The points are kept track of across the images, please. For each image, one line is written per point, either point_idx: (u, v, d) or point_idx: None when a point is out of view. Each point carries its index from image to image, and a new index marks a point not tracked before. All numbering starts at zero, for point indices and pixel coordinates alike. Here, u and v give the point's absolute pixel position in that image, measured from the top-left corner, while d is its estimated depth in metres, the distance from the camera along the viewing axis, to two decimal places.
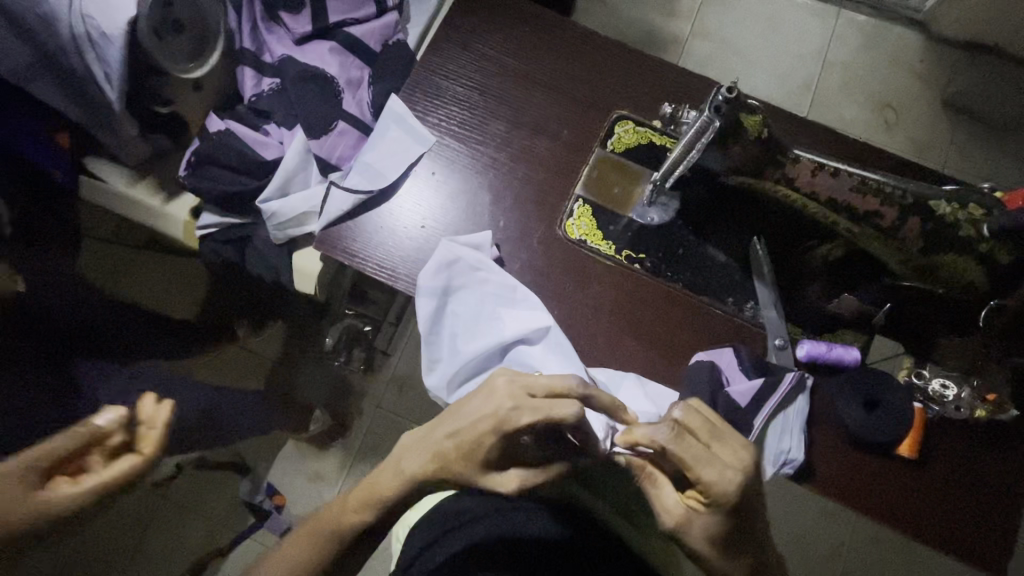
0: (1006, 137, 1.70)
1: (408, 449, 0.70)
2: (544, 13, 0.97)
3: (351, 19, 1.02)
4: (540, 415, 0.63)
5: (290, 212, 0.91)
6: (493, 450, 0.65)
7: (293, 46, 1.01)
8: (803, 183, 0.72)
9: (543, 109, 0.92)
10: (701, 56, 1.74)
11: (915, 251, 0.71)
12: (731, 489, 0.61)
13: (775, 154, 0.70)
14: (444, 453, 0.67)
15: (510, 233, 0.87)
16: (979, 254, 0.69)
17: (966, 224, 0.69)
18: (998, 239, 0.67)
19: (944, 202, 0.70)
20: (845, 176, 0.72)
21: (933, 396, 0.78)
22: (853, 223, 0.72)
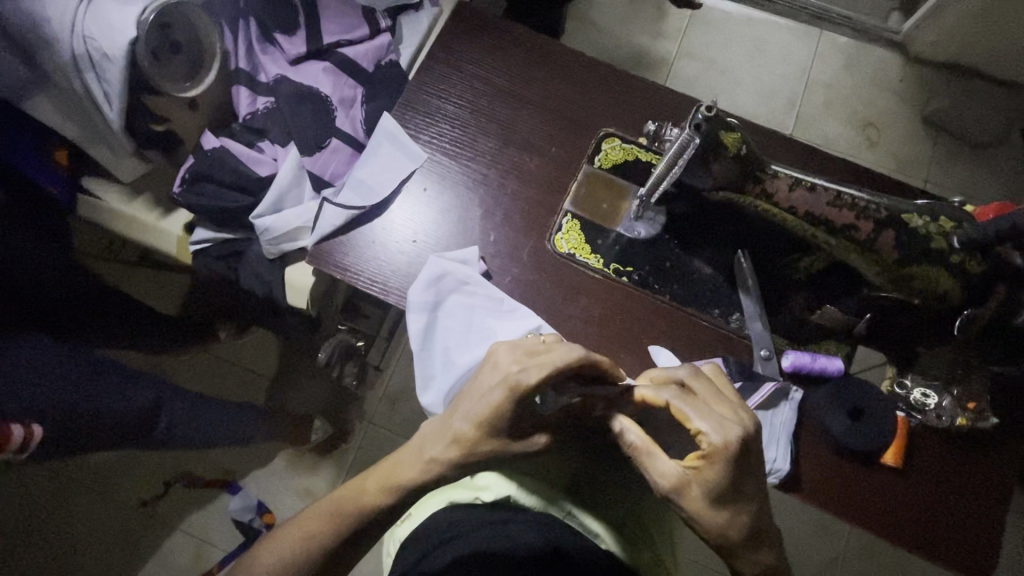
0: (985, 153, 1.75)
1: (429, 442, 0.68)
2: (534, 35, 1.00)
3: (345, 40, 1.04)
4: (548, 369, 0.64)
5: (284, 227, 0.91)
6: (514, 428, 0.66)
7: (287, 66, 1.03)
8: (781, 198, 0.74)
9: (531, 127, 0.95)
10: (688, 75, 1.79)
11: (891, 261, 0.73)
12: (729, 440, 0.61)
13: (754, 171, 0.72)
14: (465, 436, 0.66)
15: (499, 247, 0.88)
16: (953, 265, 0.71)
17: (937, 236, 0.71)
18: (966, 250, 0.70)
19: (917, 215, 0.72)
20: (821, 191, 0.73)
21: (914, 405, 0.80)
22: (831, 237, 0.74)
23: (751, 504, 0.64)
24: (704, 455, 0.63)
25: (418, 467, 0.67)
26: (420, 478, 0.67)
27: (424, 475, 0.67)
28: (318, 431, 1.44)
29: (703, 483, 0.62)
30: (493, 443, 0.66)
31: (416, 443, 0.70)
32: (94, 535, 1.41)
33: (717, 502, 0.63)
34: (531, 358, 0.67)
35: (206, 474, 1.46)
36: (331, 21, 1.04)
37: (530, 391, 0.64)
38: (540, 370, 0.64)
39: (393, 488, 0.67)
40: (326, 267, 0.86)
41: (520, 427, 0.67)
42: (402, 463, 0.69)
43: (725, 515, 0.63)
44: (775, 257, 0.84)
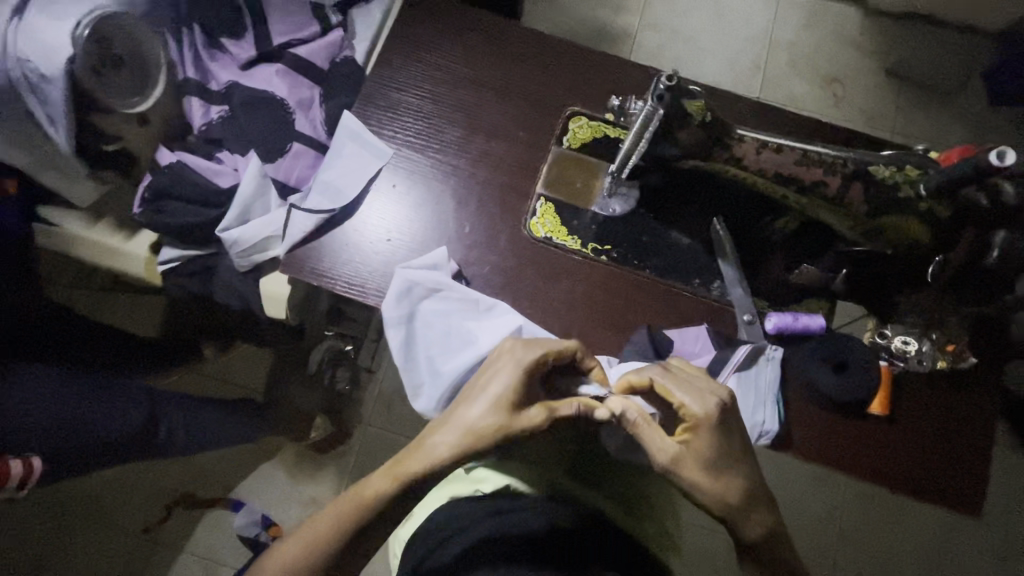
0: (948, 98, 1.77)
1: (433, 431, 0.69)
2: (490, 18, 0.98)
3: (295, 40, 1.01)
4: (549, 347, 0.72)
5: (252, 239, 0.87)
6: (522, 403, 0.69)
7: (239, 72, 0.99)
8: (750, 161, 0.71)
9: (497, 112, 0.93)
10: (652, 47, 1.78)
11: (861, 215, 0.71)
12: (709, 409, 0.68)
13: (722, 136, 0.70)
14: (473, 425, 0.68)
15: (476, 237, 0.88)
16: (923, 213, 0.68)
17: (904, 185, 0.68)
18: (936, 197, 0.67)
19: (883, 166, 0.68)
20: (788, 152, 0.71)
21: (897, 352, 0.81)
22: (801, 195, 0.72)
23: (730, 462, 0.68)
24: (689, 427, 0.68)
25: (424, 456, 0.68)
26: (427, 466, 0.67)
27: (436, 464, 0.67)
28: (319, 426, 1.41)
29: (698, 452, 0.67)
30: (497, 421, 0.67)
31: (421, 436, 0.70)
32: (97, 566, 1.39)
33: (698, 464, 0.67)
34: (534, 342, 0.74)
35: (207, 492, 1.44)
36: (279, 21, 1.01)
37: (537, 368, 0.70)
38: (543, 347, 0.72)
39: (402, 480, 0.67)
40: (300, 274, 0.85)
41: (520, 401, 0.69)
42: (408, 455, 0.69)
43: (717, 473, 0.68)
44: (750, 222, 0.85)
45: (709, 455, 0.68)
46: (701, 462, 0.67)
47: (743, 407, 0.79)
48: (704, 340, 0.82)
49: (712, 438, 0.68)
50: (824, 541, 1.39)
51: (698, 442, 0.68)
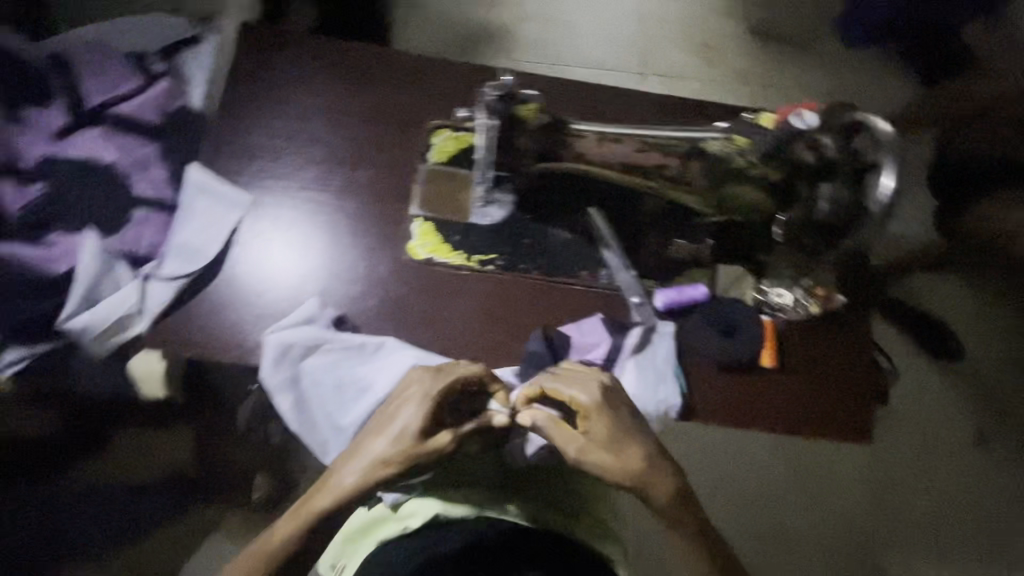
0: (811, 47, 1.88)
1: (343, 462, 0.75)
2: (337, 44, 0.94)
3: (113, 97, 0.92)
4: (453, 374, 0.74)
5: (106, 319, 0.80)
6: (426, 430, 0.73)
7: (53, 144, 0.90)
8: (592, 155, 0.73)
9: (357, 139, 0.90)
10: (531, 38, 1.78)
11: (705, 189, 0.73)
12: (596, 397, 0.73)
13: (559, 134, 0.71)
14: (379, 455, 0.72)
15: (355, 272, 0.84)
16: (759, 179, 0.70)
17: (735, 156, 0.69)
18: (766, 163, 0.68)
19: (713, 140, 0.70)
20: (626, 141, 0.73)
21: (775, 306, 0.86)
22: (648, 179, 0.74)
23: (628, 439, 0.73)
24: (583, 417, 0.73)
25: (335, 487, 0.74)
26: (338, 495, 0.73)
27: (346, 492, 0.73)
28: (259, 485, 1.31)
29: (596, 437, 0.72)
30: (403, 450, 0.72)
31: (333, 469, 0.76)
32: None
33: (599, 449, 0.71)
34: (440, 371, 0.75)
35: None
36: (93, 81, 0.93)
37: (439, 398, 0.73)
38: (448, 378, 0.74)
39: (317, 508, 0.75)
40: (176, 348, 0.78)
41: (424, 428, 0.73)
42: (322, 488, 0.75)
43: (619, 453, 0.72)
44: (622, 207, 0.87)
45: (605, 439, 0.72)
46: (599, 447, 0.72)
47: (645, 388, 0.80)
48: (601, 329, 0.83)
49: (607, 421, 0.72)
50: (774, 483, 1.45)
51: (594, 429, 0.72)
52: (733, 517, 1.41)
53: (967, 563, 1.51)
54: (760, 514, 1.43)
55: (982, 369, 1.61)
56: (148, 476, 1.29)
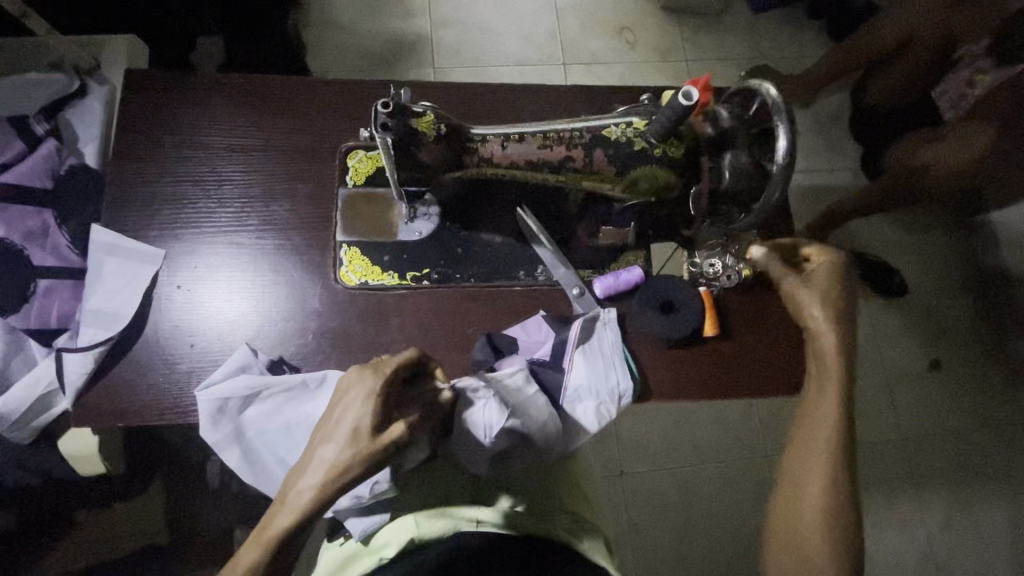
0: (722, 18, 1.93)
1: (294, 477, 0.62)
2: (233, 78, 0.91)
3: None
4: (397, 359, 0.65)
5: (24, 403, 0.76)
6: (380, 425, 0.62)
7: None
8: (499, 158, 0.72)
9: (268, 173, 0.87)
10: (449, 44, 1.77)
11: (613, 175, 0.73)
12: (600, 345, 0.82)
13: (462, 143, 0.70)
14: (335, 461, 0.61)
15: (286, 310, 0.82)
16: (660, 158, 0.71)
17: (635, 140, 0.70)
18: (664, 142, 0.69)
19: (614, 126, 0.71)
20: (530, 138, 0.71)
21: (711, 276, 0.88)
22: (557, 174, 0.74)
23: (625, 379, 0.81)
24: (590, 362, 0.81)
25: (291, 508, 0.61)
26: (293, 519, 0.61)
27: (302, 513, 0.61)
28: (241, 540, 1.25)
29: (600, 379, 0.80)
30: (359, 450, 0.60)
31: (281, 492, 0.63)
32: None
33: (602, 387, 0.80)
34: (381, 361, 0.66)
35: None
36: None
37: (386, 386, 0.63)
38: (391, 365, 0.64)
39: (272, 538, 0.61)
40: (108, 421, 0.75)
41: (378, 423, 0.62)
42: (272, 515, 0.62)
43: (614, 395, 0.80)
44: (548, 203, 0.87)
45: (830, 286, 0.78)
46: (831, 292, 0.78)
47: (596, 379, 0.80)
48: (545, 326, 0.83)
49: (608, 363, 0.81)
50: (752, 442, 1.47)
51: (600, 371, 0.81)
52: (719, 483, 1.44)
53: (943, 486, 1.56)
54: (746, 476, 1.45)
55: (925, 301, 1.69)
56: (115, 554, 1.22)
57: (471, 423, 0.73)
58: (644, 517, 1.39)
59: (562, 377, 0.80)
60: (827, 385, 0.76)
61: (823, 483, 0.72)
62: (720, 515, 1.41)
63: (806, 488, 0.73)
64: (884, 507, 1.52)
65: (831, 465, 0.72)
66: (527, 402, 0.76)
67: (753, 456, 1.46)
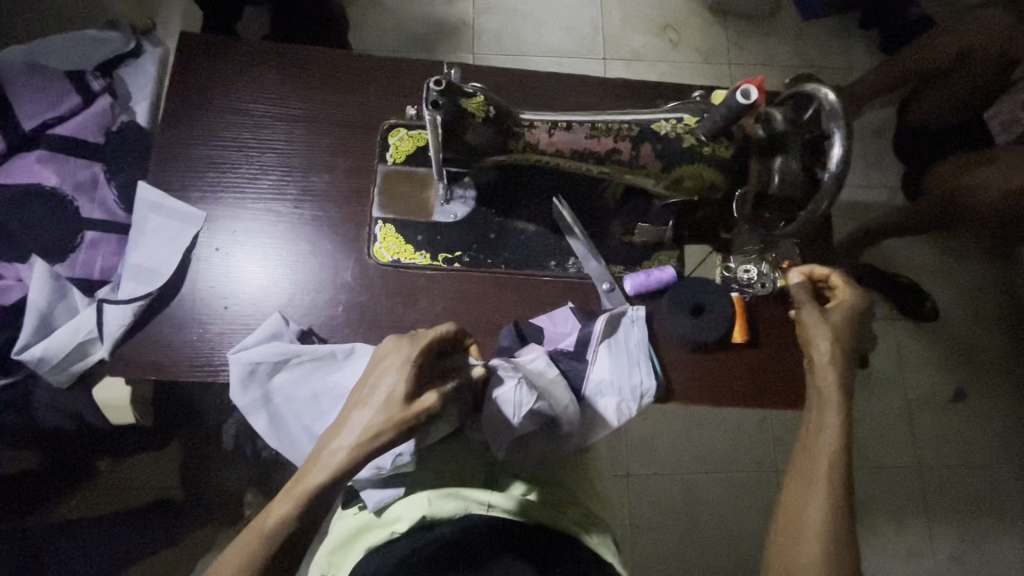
0: (769, 22, 1.88)
1: (329, 437, 0.66)
2: (281, 48, 0.92)
3: (52, 117, 0.91)
4: (432, 332, 0.70)
5: (64, 349, 0.78)
6: (413, 392, 0.67)
7: None
8: (545, 145, 0.72)
9: (310, 145, 0.88)
10: (490, 31, 1.76)
11: (661, 171, 0.72)
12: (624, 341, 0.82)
13: (509, 127, 0.70)
14: (370, 423, 0.65)
15: (319, 280, 0.83)
16: (709, 157, 0.70)
17: (686, 136, 0.70)
18: (716, 140, 0.69)
19: (664, 121, 0.70)
20: (578, 127, 0.71)
21: (744, 282, 0.86)
22: (601, 165, 0.73)
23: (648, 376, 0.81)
24: (613, 355, 0.81)
25: (325, 465, 0.64)
26: (327, 476, 0.64)
27: (336, 470, 0.64)
28: (252, 502, 1.29)
29: (621, 376, 0.80)
30: (392, 415, 0.65)
31: (315, 451, 0.67)
32: None
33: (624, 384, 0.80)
34: (418, 333, 0.71)
35: None
36: (26, 101, 0.91)
37: (421, 358, 0.68)
38: (427, 336, 0.70)
39: (304, 495, 0.64)
40: (141, 372, 0.77)
41: (412, 391, 0.67)
42: (305, 471, 0.65)
43: (634, 394, 0.80)
44: (585, 196, 0.86)
45: (845, 324, 0.78)
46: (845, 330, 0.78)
47: (616, 374, 0.80)
48: (571, 319, 0.84)
49: (630, 360, 0.81)
50: (762, 456, 1.46)
51: (621, 367, 0.80)
52: (726, 493, 1.42)
53: (956, 517, 1.53)
54: (753, 489, 1.43)
55: (956, 328, 1.65)
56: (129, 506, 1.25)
57: (499, 401, 0.75)
58: (647, 519, 1.38)
59: (584, 369, 0.80)
60: (827, 410, 0.75)
61: (822, 512, 0.70)
62: (722, 524, 1.41)
63: (805, 504, 0.71)
64: (893, 534, 1.49)
65: (831, 495, 0.71)
66: (550, 384, 0.77)
67: (763, 470, 1.45)
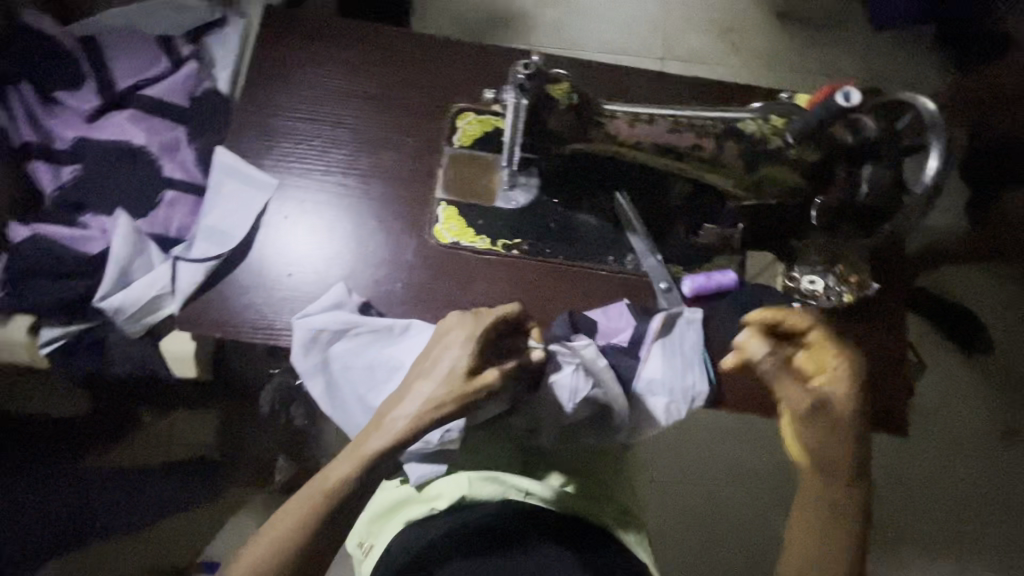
0: (837, 30, 1.82)
1: (391, 405, 0.69)
2: (358, 26, 0.93)
3: (144, 80, 0.96)
4: (497, 312, 0.71)
5: (140, 302, 0.82)
6: (475, 369, 0.69)
7: (85, 126, 0.94)
8: (625, 135, 0.71)
9: (380, 123, 0.89)
10: (549, 23, 1.75)
11: (739, 171, 0.71)
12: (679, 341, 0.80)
13: (591, 116, 0.71)
14: (432, 395, 0.67)
15: (382, 255, 0.84)
16: (793, 159, 0.69)
17: (771, 135, 0.69)
18: (803, 142, 0.67)
19: (749, 120, 0.69)
20: (660, 121, 0.71)
21: (807, 293, 0.81)
22: (680, 161, 0.72)
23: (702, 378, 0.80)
24: (667, 353, 0.80)
25: (387, 431, 0.67)
26: (389, 441, 0.66)
27: (397, 437, 0.67)
28: (283, 468, 1.33)
29: (675, 376, 0.79)
30: (454, 389, 0.68)
31: (376, 417, 0.70)
32: None
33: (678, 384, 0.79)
34: (482, 312, 0.72)
35: None
36: (124, 64, 0.96)
37: (484, 337, 0.70)
38: (491, 315, 0.71)
39: (366, 458, 0.67)
40: (208, 330, 0.79)
41: (474, 368, 0.69)
42: (367, 436, 0.68)
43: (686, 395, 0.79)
44: (649, 192, 0.86)
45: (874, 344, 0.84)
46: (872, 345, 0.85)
47: (670, 374, 0.79)
48: (626, 314, 0.82)
49: (682, 361, 0.80)
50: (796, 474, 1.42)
51: (674, 367, 0.79)
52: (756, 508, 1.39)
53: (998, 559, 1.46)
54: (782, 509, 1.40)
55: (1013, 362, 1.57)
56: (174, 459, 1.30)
57: (555, 386, 0.77)
58: (672, 526, 1.37)
59: (638, 365, 0.79)
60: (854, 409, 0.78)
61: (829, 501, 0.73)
62: (746, 540, 1.38)
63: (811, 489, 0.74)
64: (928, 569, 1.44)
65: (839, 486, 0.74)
66: (603, 375, 0.76)
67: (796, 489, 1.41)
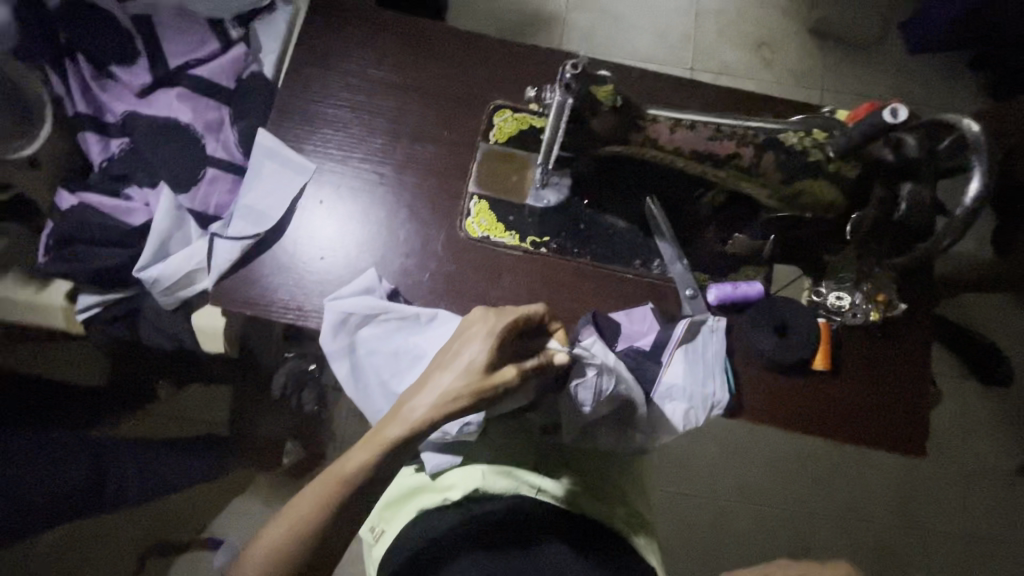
0: (872, 51, 1.81)
1: (410, 395, 0.70)
2: (402, 19, 0.95)
3: (194, 60, 0.98)
4: (520, 310, 0.72)
5: (176, 275, 0.84)
6: (494, 365, 0.69)
7: (135, 100, 0.97)
8: (665, 140, 0.72)
9: (419, 115, 0.91)
10: (582, 27, 1.76)
11: (777, 182, 0.71)
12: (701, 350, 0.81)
13: (633, 119, 0.71)
14: (449, 386, 0.68)
15: (412, 244, 0.86)
16: (833, 174, 0.70)
17: (813, 149, 0.70)
18: (844, 157, 0.69)
19: (791, 133, 0.71)
20: (701, 128, 0.72)
21: (833, 309, 0.83)
22: (718, 169, 0.73)
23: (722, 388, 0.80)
24: (688, 360, 0.80)
25: (404, 419, 0.67)
26: (404, 430, 0.67)
27: (413, 426, 0.67)
28: (290, 452, 1.36)
29: (695, 383, 0.79)
30: (472, 381, 0.68)
31: (396, 405, 0.70)
32: None
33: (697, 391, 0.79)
34: (505, 309, 0.73)
35: (176, 538, 1.34)
36: (173, 43, 0.98)
37: (505, 333, 0.70)
38: (514, 312, 0.72)
39: (382, 444, 0.67)
40: (240, 307, 0.81)
41: (493, 363, 0.69)
42: (384, 423, 0.68)
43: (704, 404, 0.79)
44: (680, 199, 0.86)
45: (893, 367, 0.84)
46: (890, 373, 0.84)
47: (690, 381, 0.79)
48: (650, 318, 0.84)
49: (704, 369, 0.80)
50: (802, 494, 1.42)
51: (694, 374, 0.80)
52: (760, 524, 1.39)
53: None
54: (787, 526, 1.40)
55: None
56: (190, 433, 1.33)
57: (576, 387, 0.76)
58: (675, 536, 1.36)
59: (658, 371, 0.79)
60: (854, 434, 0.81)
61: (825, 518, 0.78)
62: (749, 556, 1.37)
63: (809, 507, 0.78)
64: None
65: None
66: (625, 380, 0.76)
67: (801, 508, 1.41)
